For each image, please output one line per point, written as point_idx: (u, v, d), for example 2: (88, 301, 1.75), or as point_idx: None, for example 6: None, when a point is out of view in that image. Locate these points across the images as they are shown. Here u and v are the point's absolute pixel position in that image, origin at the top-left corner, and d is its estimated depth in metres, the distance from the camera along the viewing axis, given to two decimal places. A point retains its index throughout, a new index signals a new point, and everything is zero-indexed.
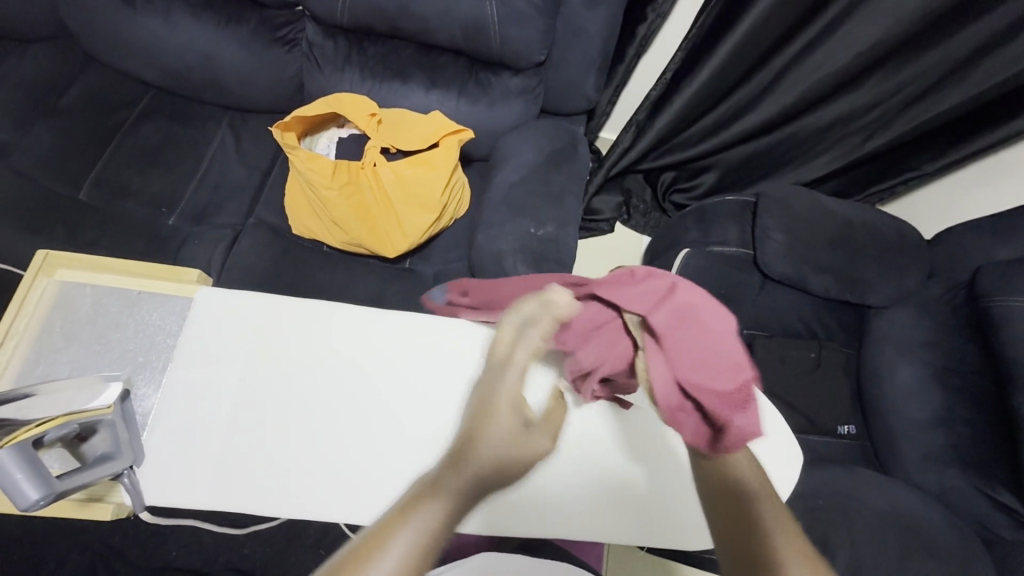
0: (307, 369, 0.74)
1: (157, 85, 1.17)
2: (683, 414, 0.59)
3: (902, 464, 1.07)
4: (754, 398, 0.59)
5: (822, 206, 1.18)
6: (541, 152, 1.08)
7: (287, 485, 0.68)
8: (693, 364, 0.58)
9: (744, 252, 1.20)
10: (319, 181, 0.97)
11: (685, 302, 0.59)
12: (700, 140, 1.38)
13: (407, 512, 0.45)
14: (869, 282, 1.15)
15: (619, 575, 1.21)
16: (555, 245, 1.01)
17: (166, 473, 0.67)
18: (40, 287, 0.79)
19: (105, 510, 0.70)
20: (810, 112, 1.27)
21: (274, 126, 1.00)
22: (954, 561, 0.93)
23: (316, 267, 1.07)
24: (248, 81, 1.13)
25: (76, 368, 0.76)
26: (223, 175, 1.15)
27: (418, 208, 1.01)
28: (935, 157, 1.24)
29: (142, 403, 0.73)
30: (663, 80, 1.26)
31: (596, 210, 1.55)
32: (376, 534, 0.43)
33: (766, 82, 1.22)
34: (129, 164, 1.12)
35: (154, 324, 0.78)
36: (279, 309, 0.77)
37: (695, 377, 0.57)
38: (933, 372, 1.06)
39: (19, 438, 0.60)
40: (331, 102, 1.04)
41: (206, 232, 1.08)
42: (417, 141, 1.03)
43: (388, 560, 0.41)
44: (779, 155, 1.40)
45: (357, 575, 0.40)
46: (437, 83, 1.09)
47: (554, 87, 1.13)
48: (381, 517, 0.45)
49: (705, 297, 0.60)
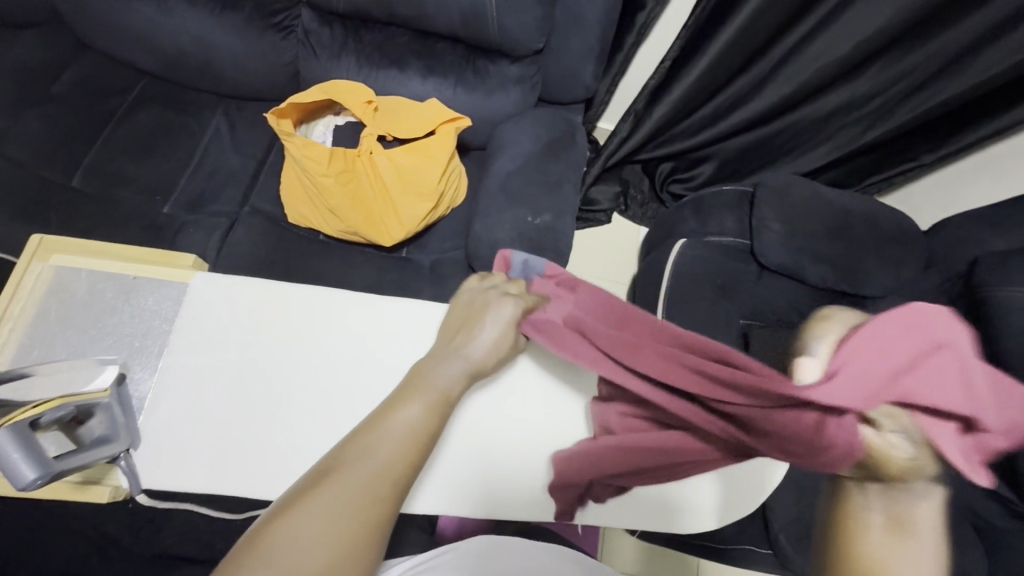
0: (304, 355, 0.74)
1: (152, 72, 1.17)
2: (982, 448, 0.47)
3: None
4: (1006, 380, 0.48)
5: (819, 196, 1.18)
6: (539, 141, 1.08)
7: (287, 470, 0.68)
8: (970, 396, 0.47)
9: (740, 242, 1.20)
10: (315, 169, 0.97)
11: (928, 354, 0.48)
12: (699, 129, 1.38)
13: (371, 433, 0.49)
14: (865, 272, 1.15)
15: (614, 562, 1.22)
16: (552, 234, 1.00)
17: (163, 457, 0.68)
18: (34, 272, 0.79)
19: (102, 493, 0.70)
20: (809, 102, 1.27)
21: (270, 113, 0.99)
22: None
23: (312, 256, 1.07)
24: (243, 68, 1.12)
25: (71, 352, 0.76)
26: (219, 163, 1.15)
27: (416, 196, 1.01)
28: (933, 147, 1.25)
29: (138, 387, 0.73)
30: (662, 69, 1.24)
31: (594, 200, 1.54)
32: (387, 413, 0.52)
33: (766, 71, 1.21)
34: (124, 151, 1.12)
35: (150, 309, 0.78)
36: (276, 295, 0.77)
37: (988, 412, 0.46)
38: None
39: (15, 419, 0.60)
40: (327, 90, 1.03)
41: (201, 220, 1.08)
42: (415, 129, 1.02)
43: (399, 430, 0.50)
44: (779, 145, 1.39)
45: (376, 435, 0.49)
46: (435, 71, 1.08)
47: (552, 76, 1.12)
48: (386, 402, 0.53)
49: (923, 326, 0.48)
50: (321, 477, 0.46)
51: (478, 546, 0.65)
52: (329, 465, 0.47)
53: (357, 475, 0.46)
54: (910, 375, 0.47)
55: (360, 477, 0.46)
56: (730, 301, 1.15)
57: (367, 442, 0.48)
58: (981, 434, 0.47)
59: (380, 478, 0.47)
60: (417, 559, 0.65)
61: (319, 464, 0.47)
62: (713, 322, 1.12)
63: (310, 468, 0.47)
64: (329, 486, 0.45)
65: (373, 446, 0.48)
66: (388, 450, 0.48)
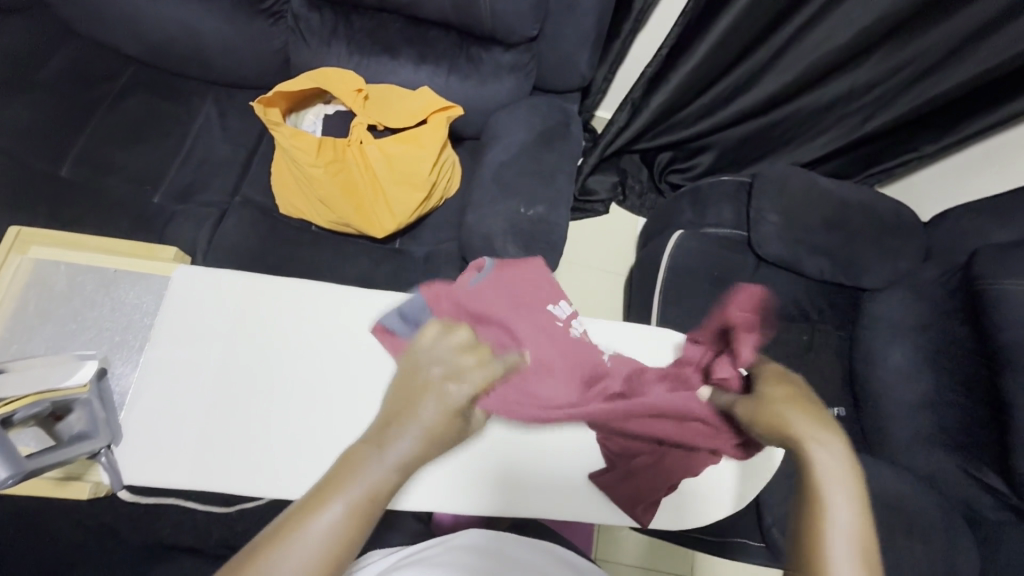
0: (290, 349, 0.74)
1: (140, 59, 1.15)
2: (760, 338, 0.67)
3: (890, 446, 1.07)
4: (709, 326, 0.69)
5: (819, 187, 1.16)
6: (533, 131, 1.06)
7: (272, 465, 0.68)
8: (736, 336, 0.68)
9: (738, 234, 1.19)
10: (304, 159, 0.95)
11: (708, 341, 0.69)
12: (697, 119, 1.36)
13: (327, 493, 0.47)
14: (863, 264, 1.14)
15: (608, 553, 1.22)
16: (546, 225, 0.99)
17: (146, 453, 0.67)
18: (13, 264, 0.78)
19: (82, 489, 0.69)
20: (810, 90, 1.25)
21: (257, 101, 0.97)
22: (936, 540, 0.95)
23: (304, 247, 1.05)
24: (232, 55, 1.10)
25: (52, 346, 0.75)
26: (209, 152, 1.13)
27: (407, 187, 1.00)
28: (935, 137, 1.22)
29: (119, 381, 0.73)
30: (660, 57, 1.21)
31: (591, 191, 1.52)
32: (290, 522, 0.46)
33: (766, 59, 1.18)
34: (111, 140, 1.10)
35: (132, 303, 0.77)
36: (261, 289, 0.76)
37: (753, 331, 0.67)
38: (924, 355, 1.05)
39: None
40: (316, 77, 1.01)
41: (191, 211, 1.07)
42: (406, 119, 1.01)
43: (301, 550, 0.45)
44: (778, 135, 1.37)
45: (272, 556, 0.44)
46: (427, 58, 1.06)
47: (547, 64, 1.10)
48: (296, 504, 0.47)
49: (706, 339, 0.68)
50: (281, 533, 0.45)
51: (465, 540, 0.65)
52: (289, 520, 0.46)
53: (314, 538, 0.45)
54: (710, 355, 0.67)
55: (310, 544, 0.45)
56: (727, 294, 1.14)
57: (325, 499, 0.47)
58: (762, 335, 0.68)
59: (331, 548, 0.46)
60: (406, 551, 0.65)
61: (273, 525, 0.46)
62: (709, 314, 1.11)
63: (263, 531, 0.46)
64: (289, 542, 0.45)
65: (328, 506, 0.47)
66: (342, 512, 0.47)
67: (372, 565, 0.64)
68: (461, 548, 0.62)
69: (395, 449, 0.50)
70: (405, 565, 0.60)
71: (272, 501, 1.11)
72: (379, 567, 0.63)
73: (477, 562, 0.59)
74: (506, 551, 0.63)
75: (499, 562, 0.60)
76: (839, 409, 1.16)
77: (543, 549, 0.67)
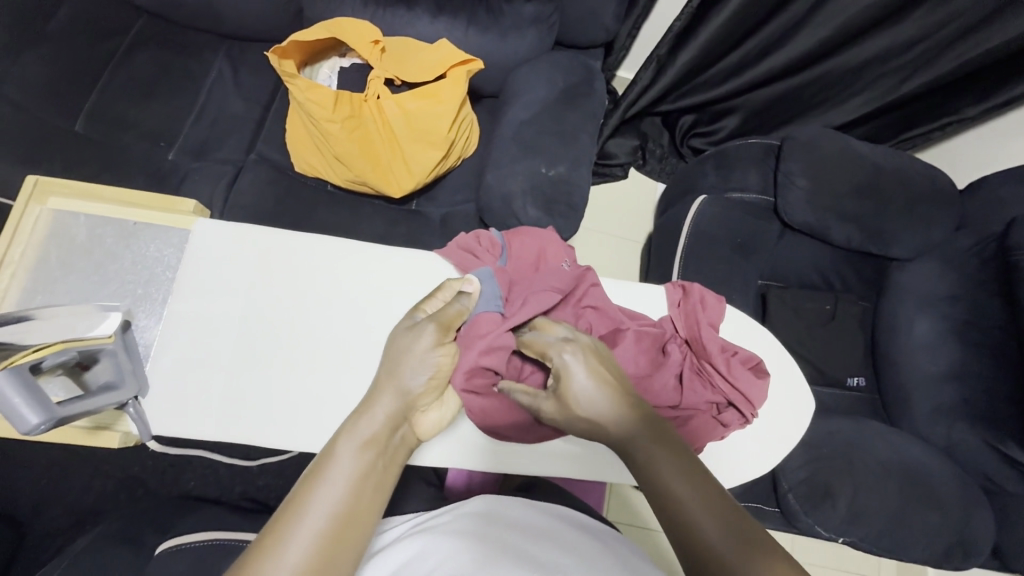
0: (309, 307, 0.73)
1: (149, 10, 1.11)
2: (713, 304, 0.78)
3: (910, 416, 1.06)
4: (677, 313, 0.78)
5: (852, 150, 1.12)
6: (555, 88, 1.02)
7: (296, 421, 0.68)
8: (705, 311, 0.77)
9: (764, 199, 1.15)
10: (320, 114, 0.93)
11: (697, 318, 0.76)
12: (725, 78, 1.30)
13: (316, 476, 0.47)
14: (894, 231, 1.09)
15: (619, 515, 1.24)
16: (567, 187, 0.96)
17: (171, 406, 0.68)
18: (32, 214, 0.77)
19: (112, 438, 0.70)
20: (847, 48, 1.18)
21: (271, 51, 0.94)
22: (952, 509, 0.94)
23: (319, 206, 1.04)
24: (243, 5, 1.06)
25: (75, 296, 0.75)
26: (223, 108, 1.11)
27: (425, 145, 0.97)
28: (979, 99, 1.14)
29: (143, 334, 0.73)
30: (689, 10, 1.15)
31: (610, 154, 1.47)
32: (288, 510, 0.44)
33: (802, 13, 1.12)
34: (124, 95, 1.08)
35: (153, 256, 0.77)
36: (284, 246, 0.75)
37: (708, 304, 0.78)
38: (952, 326, 1.03)
39: (15, 363, 0.58)
40: (330, 28, 0.97)
41: (207, 168, 1.05)
42: (424, 73, 0.97)
43: (314, 513, 0.44)
44: (809, 97, 1.31)
45: (285, 536, 0.42)
46: (445, 9, 1.01)
47: (570, 16, 1.04)
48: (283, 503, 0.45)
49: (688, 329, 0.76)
50: (283, 521, 0.43)
51: (480, 503, 0.66)
52: (289, 505, 0.45)
53: (320, 510, 0.44)
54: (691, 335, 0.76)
55: (322, 510, 0.44)
56: (749, 261, 1.11)
57: (311, 484, 0.46)
58: (721, 301, 0.78)
59: (340, 511, 0.45)
60: (421, 518, 0.65)
61: (281, 507, 0.45)
62: (730, 282, 1.09)
63: (271, 514, 0.44)
64: (294, 523, 0.43)
65: (321, 485, 0.46)
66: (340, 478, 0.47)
67: (390, 528, 0.65)
68: (473, 514, 0.62)
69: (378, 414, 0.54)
70: (420, 528, 0.61)
71: (291, 457, 1.13)
72: (395, 532, 0.64)
73: (488, 526, 0.59)
74: (518, 516, 0.63)
75: (510, 526, 0.60)
76: (859, 379, 1.14)
77: (555, 514, 0.67)
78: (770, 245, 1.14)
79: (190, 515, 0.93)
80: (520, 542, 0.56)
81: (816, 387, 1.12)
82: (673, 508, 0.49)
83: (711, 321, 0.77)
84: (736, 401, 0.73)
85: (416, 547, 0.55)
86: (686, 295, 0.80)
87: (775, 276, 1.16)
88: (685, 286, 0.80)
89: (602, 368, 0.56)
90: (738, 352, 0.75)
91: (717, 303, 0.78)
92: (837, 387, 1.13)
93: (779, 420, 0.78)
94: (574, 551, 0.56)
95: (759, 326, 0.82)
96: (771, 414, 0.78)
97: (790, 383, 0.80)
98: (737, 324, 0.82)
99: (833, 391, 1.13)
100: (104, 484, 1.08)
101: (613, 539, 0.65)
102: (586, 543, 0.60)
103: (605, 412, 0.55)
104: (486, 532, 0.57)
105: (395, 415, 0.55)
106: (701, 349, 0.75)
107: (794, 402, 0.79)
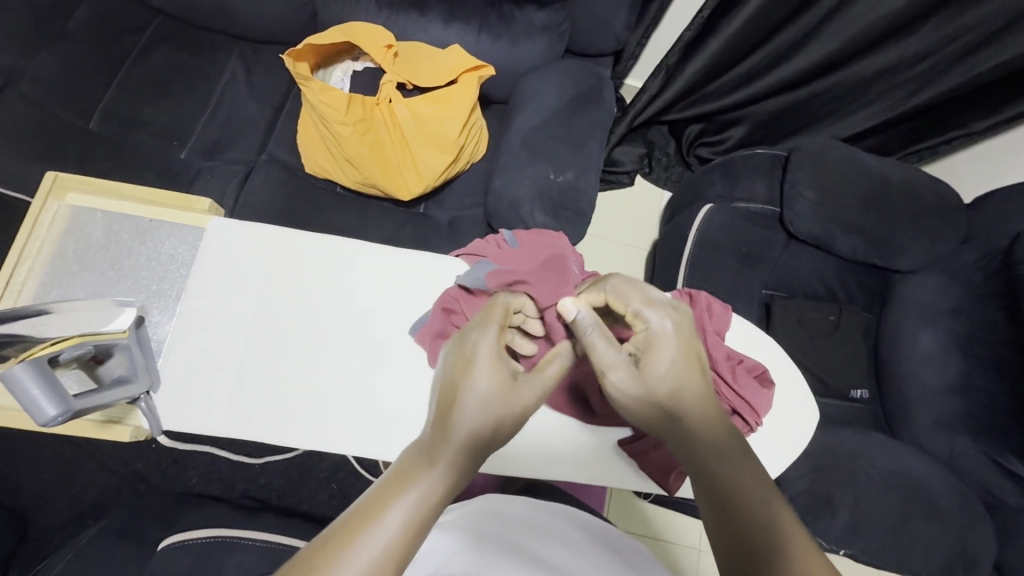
0: (320, 307, 0.74)
1: (165, 10, 1.12)
2: (719, 313, 0.78)
3: (912, 429, 1.06)
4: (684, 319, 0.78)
5: (858, 162, 1.12)
6: (564, 95, 1.03)
7: (305, 420, 0.69)
8: (710, 320, 0.77)
9: (770, 210, 1.15)
10: (332, 116, 0.94)
11: (703, 325, 0.76)
12: (732, 89, 1.31)
13: (381, 505, 0.40)
14: (899, 244, 1.10)
15: (619, 522, 1.24)
16: (574, 193, 0.97)
17: (181, 401, 0.69)
18: (51, 209, 0.79)
19: (123, 432, 0.71)
20: (854, 61, 1.19)
21: (286, 54, 0.95)
22: (953, 522, 0.94)
23: (328, 206, 1.05)
24: (258, 8, 1.07)
25: (89, 291, 0.76)
26: (235, 109, 1.12)
27: (435, 149, 0.98)
28: (988, 113, 1.15)
29: (155, 329, 0.73)
30: (700, 19, 1.14)
31: (617, 161, 1.48)
32: (343, 536, 0.38)
33: (811, 26, 1.13)
34: (138, 94, 1.09)
35: (167, 253, 0.78)
36: (296, 245, 0.76)
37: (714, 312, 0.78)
38: (955, 339, 1.03)
39: (34, 355, 0.60)
40: (345, 32, 0.98)
41: (219, 167, 1.06)
42: (435, 78, 0.98)
43: (374, 544, 0.38)
44: (816, 109, 1.32)
45: (338, 554, 0.38)
46: (457, 15, 1.02)
47: (581, 24, 1.05)
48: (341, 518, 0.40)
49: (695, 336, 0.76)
50: (351, 530, 0.39)
51: (486, 501, 0.66)
52: (367, 507, 0.40)
53: (378, 549, 0.38)
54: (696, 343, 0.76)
55: (387, 537, 0.39)
56: (754, 270, 1.12)
57: (393, 493, 0.41)
58: (727, 309, 0.78)
59: (402, 541, 0.39)
60: None
61: (360, 502, 0.41)
62: (734, 290, 1.09)
63: (349, 508, 0.40)
64: (362, 538, 0.38)
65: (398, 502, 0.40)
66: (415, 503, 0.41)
67: None
68: (477, 511, 0.63)
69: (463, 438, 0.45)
70: None
71: (293, 456, 1.14)
72: None
73: (494, 524, 0.59)
74: (523, 515, 0.64)
75: (515, 525, 0.61)
76: (862, 391, 1.14)
77: (563, 513, 0.66)
78: (776, 254, 1.15)
79: (193, 511, 0.94)
80: (524, 541, 0.56)
81: (819, 398, 1.12)
82: (742, 511, 0.47)
83: (717, 329, 0.77)
84: (740, 409, 0.74)
85: (421, 545, 0.56)
86: (692, 301, 0.79)
87: (779, 286, 1.16)
88: (691, 293, 0.80)
89: (691, 346, 0.55)
90: (743, 361, 0.75)
91: (723, 311, 0.79)
92: (840, 398, 1.12)
93: (783, 431, 0.78)
94: (579, 552, 0.57)
95: (763, 335, 0.82)
96: (775, 422, 0.78)
97: (794, 392, 0.80)
98: (743, 332, 0.82)
99: (836, 403, 1.13)
100: (107, 478, 1.09)
101: (618, 538, 0.65)
102: (591, 543, 0.61)
103: (683, 391, 0.53)
104: (491, 531, 0.58)
105: (470, 458, 0.45)
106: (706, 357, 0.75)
107: (798, 411, 0.79)
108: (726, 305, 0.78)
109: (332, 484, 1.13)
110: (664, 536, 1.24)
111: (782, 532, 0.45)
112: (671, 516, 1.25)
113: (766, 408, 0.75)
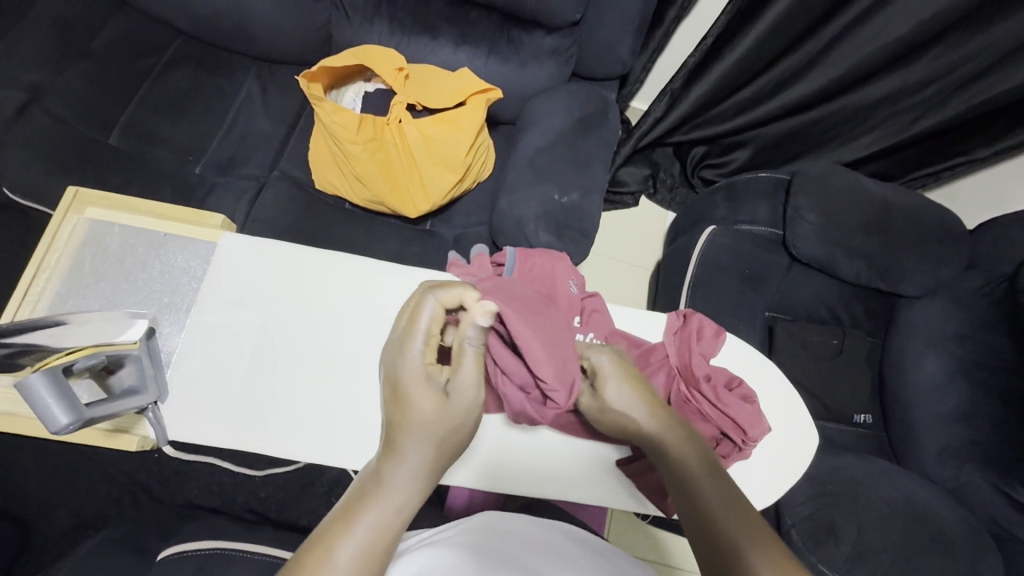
0: (326, 320, 0.75)
1: (187, 31, 1.16)
2: (713, 337, 0.77)
3: (918, 456, 1.05)
4: (679, 341, 0.78)
5: (861, 186, 1.13)
6: (570, 117, 1.05)
7: (306, 433, 0.70)
8: (701, 342, 0.77)
9: (773, 232, 1.16)
10: (344, 135, 0.97)
11: (696, 348, 0.76)
12: (735, 114, 1.33)
13: (354, 507, 0.47)
14: (901, 269, 1.11)
15: (618, 544, 1.23)
16: (577, 213, 0.99)
17: (188, 412, 0.70)
18: (70, 223, 0.82)
19: (131, 442, 0.74)
20: (855, 88, 1.21)
21: (301, 75, 0.98)
22: (962, 554, 0.92)
23: (337, 223, 1.07)
24: (276, 30, 1.11)
25: (104, 302, 0.78)
26: (250, 126, 1.15)
27: (443, 168, 1.00)
28: (989, 141, 1.17)
29: (166, 342, 0.75)
30: (704, 45, 1.19)
31: (621, 182, 1.50)
32: (333, 529, 0.45)
33: (813, 53, 1.15)
34: (158, 111, 1.12)
35: (180, 266, 0.80)
36: (305, 260, 0.78)
37: (708, 335, 0.78)
38: (959, 365, 1.03)
39: (49, 364, 0.62)
40: (358, 54, 1.02)
41: (232, 183, 1.09)
42: (445, 99, 1.01)
43: (358, 531, 0.45)
44: (820, 133, 1.33)
45: (334, 540, 0.44)
46: (467, 40, 1.05)
47: (587, 49, 1.08)
48: (322, 526, 0.45)
49: (689, 359, 0.75)
50: (322, 544, 0.44)
51: (484, 518, 0.66)
52: (339, 516, 0.46)
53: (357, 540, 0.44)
54: (686, 366, 0.75)
55: (353, 547, 0.44)
56: (757, 292, 1.12)
57: (345, 524, 0.45)
58: (722, 332, 0.78)
59: (370, 553, 0.44)
60: (425, 534, 0.65)
61: (317, 532, 0.45)
62: (737, 311, 1.09)
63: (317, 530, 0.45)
64: (330, 556, 0.43)
65: (356, 523, 0.45)
66: (376, 519, 0.46)
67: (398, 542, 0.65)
68: (476, 528, 0.63)
69: (413, 447, 0.53)
70: (425, 543, 0.61)
71: (294, 470, 1.14)
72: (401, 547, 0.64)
73: (492, 540, 0.60)
74: (522, 531, 0.64)
75: (514, 539, 0.61)
76: (866, 416, 1.13)
77: (555, 527, 0.68)
78: (779, 277, 1.15)
79: (194, 523, 0.94)
80: (521, 556, 0.56)
81: (824, 423, 1.11)
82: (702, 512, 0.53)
83: (705, 353, 0.76)
84: (727, 428, 0.72)
85: (422, 560, 0.56)
86: (687, 322, 0.80)
87: (782, 308, 1.15)
88: (686, 314, 0.80)
89: (629, 364, 0.68)
90: (735, 385, 0.75)
91: (716, 332, 0.78)
92: (844, 422, 1.11)
93: (784, 456, 0.78)
94: (576, 565, 0.57)
95: (762, 357, 0.82)
96: (777, 446, 0.78)
97: (793, 415, 0.80)
98: (742, 354, 0.82)
99: (840, 427, 1.12)
100: (110, 487, 1.10)
101: (615, 553, 0.66)
102: (589, 558, 0.61)
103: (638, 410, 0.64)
104: (491, 546, 0.58)
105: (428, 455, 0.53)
106: (691, 377, 0.74)
107: (798, 436, 0.79)
108: (720, 326, 0.78)
109: (332, 498, 1.13)
110: (674, 563, 1.22)
111: (734, 518, 0.51)
112: (672, 539, 1.24)
113: (758, 426, 0.73)
